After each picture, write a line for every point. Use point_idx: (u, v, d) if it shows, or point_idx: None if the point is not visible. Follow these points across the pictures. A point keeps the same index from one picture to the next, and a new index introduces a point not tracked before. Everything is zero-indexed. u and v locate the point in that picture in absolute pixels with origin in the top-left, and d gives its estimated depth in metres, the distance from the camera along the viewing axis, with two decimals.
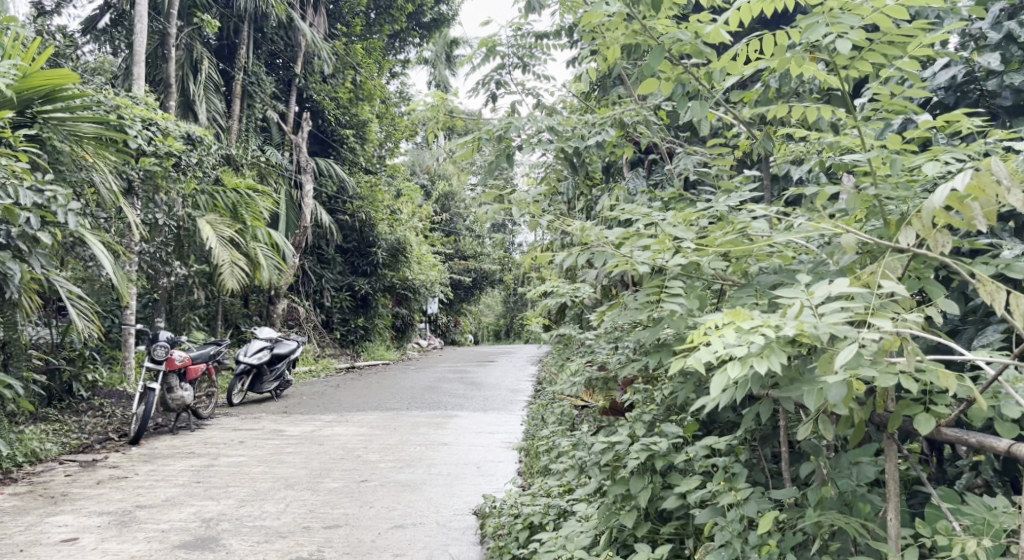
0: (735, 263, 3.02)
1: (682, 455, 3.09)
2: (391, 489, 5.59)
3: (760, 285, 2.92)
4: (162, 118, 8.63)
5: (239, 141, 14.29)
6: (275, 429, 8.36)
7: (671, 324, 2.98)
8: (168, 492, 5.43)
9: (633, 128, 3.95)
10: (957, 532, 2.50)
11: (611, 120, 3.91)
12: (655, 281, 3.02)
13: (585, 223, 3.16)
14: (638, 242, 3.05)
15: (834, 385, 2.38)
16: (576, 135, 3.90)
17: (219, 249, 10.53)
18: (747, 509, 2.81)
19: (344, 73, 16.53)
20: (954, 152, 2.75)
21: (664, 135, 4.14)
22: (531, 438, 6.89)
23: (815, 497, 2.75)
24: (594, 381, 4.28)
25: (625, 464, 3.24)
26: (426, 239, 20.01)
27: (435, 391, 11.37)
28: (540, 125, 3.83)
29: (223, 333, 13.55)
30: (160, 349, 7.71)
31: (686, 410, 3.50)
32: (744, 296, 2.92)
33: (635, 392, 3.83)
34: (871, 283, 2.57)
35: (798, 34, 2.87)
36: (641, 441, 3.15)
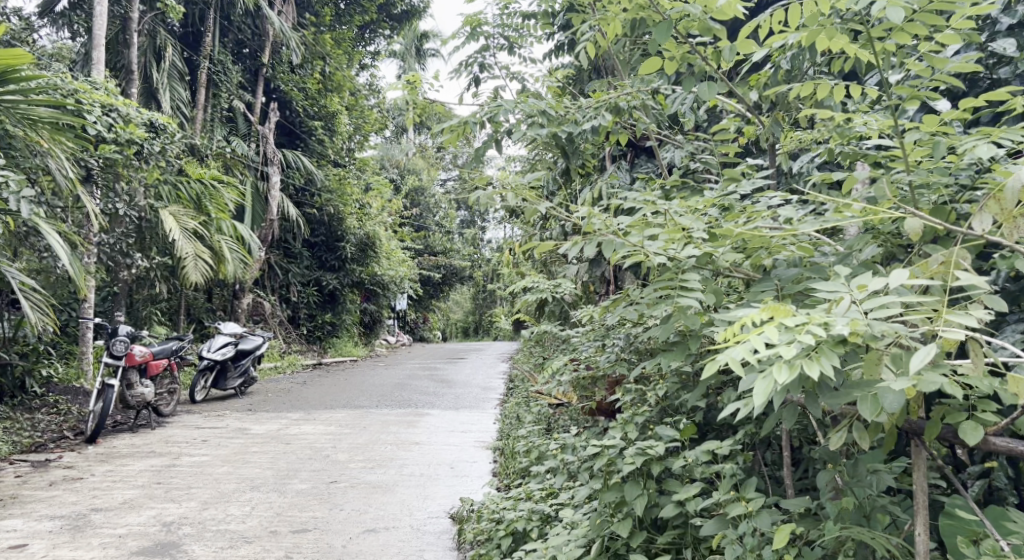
0: (751, 255, 2.87)
1: (682, 461, 2.97)
2: (363, 490, 5.38)
3: (783, 279, 2.75)
4: (123, 103, 8.33)
5: (205, 131, 13.92)
6: (239, 427, 8.10)
7: (684, 318, 2.83)
8: (126, 495, 5.17)
9: (629, 113, 3.81)
10: (1004, 552, 2.37)
11: (607, 104, 3.73)
12: (667, 275, 2.88)
13: (591, 208, 2.96)
14: (646, 231, 2.91)
15: (889, 390, 2.26)
16: (569, 120, 3.71)
17: (182, 242, 10.23)
18: (761, 523, 2.70)
19: (313, 64, 16.23)
20: (1008, 134, 2.58)
21: (660, 122, 4.02)
22: (506, 437, 6.72)
23: (835, 510, 2.65)
24: (579, 380, 4.13)
25: (618, 469, 3.10)
26: (396, 234, 19.74)
27: (404, 389, 11.13)
28: (530, 108, 3.65)
29: (185, 327, 13.21)
30: (119, 344, 7.43)
31: (684, 412, 3.36)
32: (763, 288, 2.79)
33: (628, 392, 3.67)
34: (941, 276, 2.44)
35: (829, 3, 2.71)
36: (638, 445, 3.03)
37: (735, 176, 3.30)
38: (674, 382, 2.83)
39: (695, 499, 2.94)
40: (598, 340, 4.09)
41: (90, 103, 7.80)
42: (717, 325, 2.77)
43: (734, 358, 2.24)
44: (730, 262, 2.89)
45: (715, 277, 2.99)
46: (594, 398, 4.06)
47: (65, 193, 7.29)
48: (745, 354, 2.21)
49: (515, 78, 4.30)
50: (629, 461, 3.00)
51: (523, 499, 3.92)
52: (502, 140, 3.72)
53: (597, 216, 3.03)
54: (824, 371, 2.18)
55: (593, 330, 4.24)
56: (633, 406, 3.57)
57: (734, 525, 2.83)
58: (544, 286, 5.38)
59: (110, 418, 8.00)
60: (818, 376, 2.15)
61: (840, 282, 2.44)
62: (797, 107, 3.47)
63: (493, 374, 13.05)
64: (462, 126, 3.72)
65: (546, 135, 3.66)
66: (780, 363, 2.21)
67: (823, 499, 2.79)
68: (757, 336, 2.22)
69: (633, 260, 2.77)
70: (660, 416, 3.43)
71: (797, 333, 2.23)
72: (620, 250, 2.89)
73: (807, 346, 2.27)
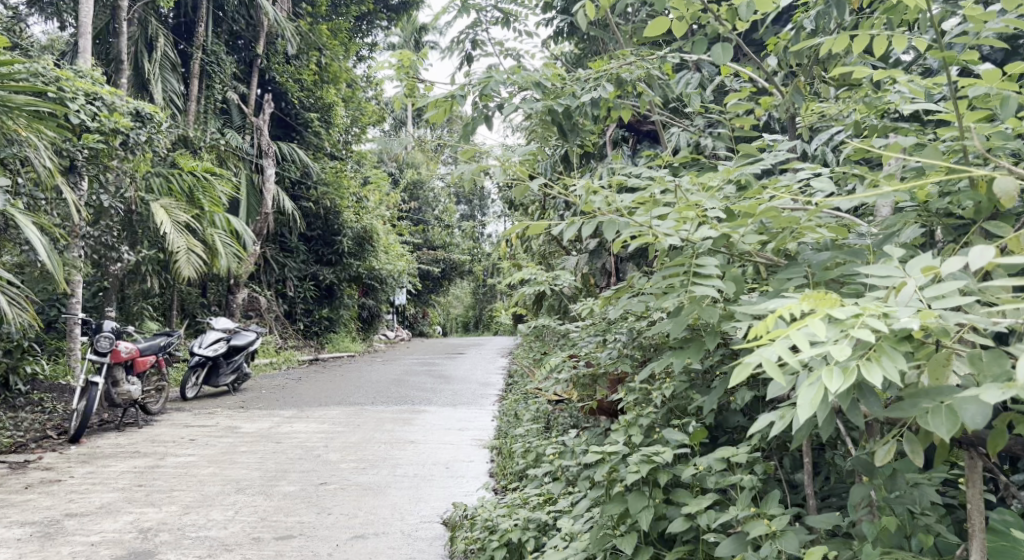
0: (775, 238, 2.63)
1: (691, 471, 2.74)
2: (353, 492, 5.14)
3: (815, 265, 2.53)
4: (108, 92, 8.04)
5: (198, 123, 13.64)
6: (230, 426, 7.86)
7: (703, 311, 2.58)
8: (104, 499, 4.93)
9: (632, 86, 3.57)
10: None
11: (607, 76, 3.52)
12: (680, 258, 2.64)
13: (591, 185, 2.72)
14: (655, 211, 2.67)
15: (971, 400, 2.04)
16: (566, 93, 3.50)
17: (173, 235, 9.99)
18: (787, 545, 2.44)
19: (309, 55, 15.96)
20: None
21: (668, 92, 3.79)
22: (504, 435, 6.49)
23: (874, 533, 2.42)
24: (579, 378, 3.90)
25: (621, 479, 2.86)
26: (395, 228, 19.47)
27: (401, 385, 10.88)
28: (525, 80, 3.44)
29: (178, 322, 12.97)
30: (104, 340, 7.19)
31: (692, 414, 3.13)
32: (791, 273, 2.57)
33: (629, 392, 3.44)
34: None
35: None
36: (642, 451, 2.79)
37: (753, 152, 3.01)
38: (685, 384, 2.60)
39: (708, 513, 2.69)
40: (598, 335, 3.87)
41: (74, 91, 7.52)
42: (737, 317, 2.54)
43: (768, 358, 1.98)
44: (747, 251, 2.66)
45: (734, 262, 2.76)
46: (594, 396, 3.84)
47: (46, 183, 7.02)
48: (782, 353, 1.96)
49: (508, 55, 4.07)
50: (633, 470, 2.76)
51: (519, 506, 3.69)
52: (492, 114, 3.53)
53: (599, 194, 2.81)
54: (884, 373, 1.95)
55: (593, 326, 4.01)
56: (636, 406, 3.35)
57: (754, 545, 2.58)
58: (542, 277, 5.13)
59: (96, 416, 7.77)
60: (879, 381, 1.91)
61: (894, 266, 2.22)
62: (815, 70, 3.34)
63: (491, 369, 12.83)
64: (450, 102, 3.51)
65: (540, 110, 3.47)
66: (832, 367, 1.96)
67: (855, 518, 2.55)
68: (800, 332, 1.97)
69: (641, 247, 2.53)
70: (667, 414, 3.22)
71: (849, 328, 1.99)
72: (626, 231, 2.66)
73: (865, 344, 2.02)
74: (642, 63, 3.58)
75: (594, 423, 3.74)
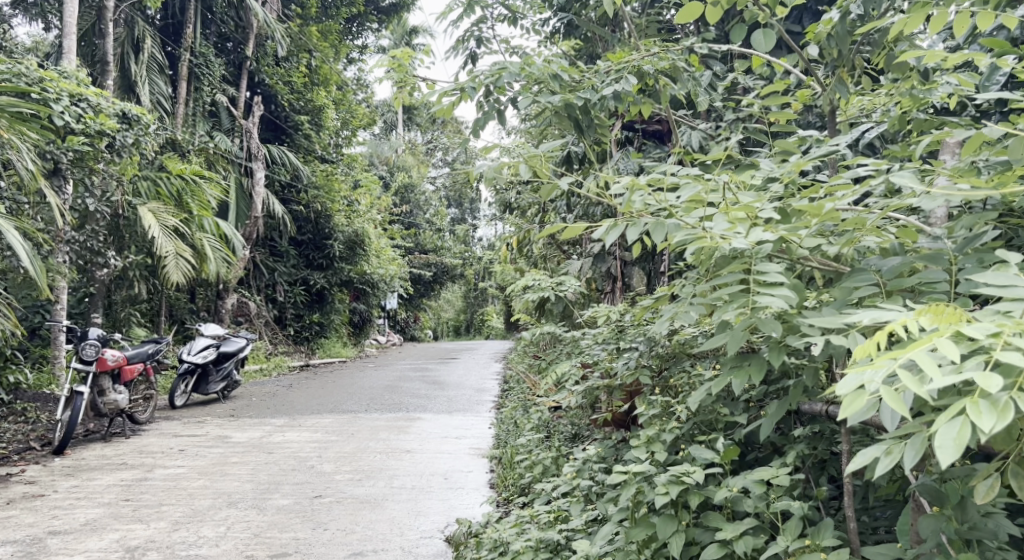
0: (846, 239, 2.58)
1: (727, 495, 2.71)
2: (349, 506, 4.95)
3: (886, 274, 2.47)
4: (93, 93, 7.81)
5: (186, 126, 13.42)
6: (220, 435, 7.66)
7: (771, 325, 2.48)
8: (89, 515, 4.73)
9: (653, 78, 3.49)
10: None
11: (629, 68, 3.44)
12: (742, 261, 2.58)
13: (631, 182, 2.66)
14: (704, 215, 2.63)
15: None
16: (587, 86, 3.43)
17: (162, 240, 9.79)
18: None
19: (299, 57, 15.77)
20: None
21: (698, 83, 3.70)
22: (504, 444, 6.32)
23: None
24: (595, 389, 3.78)
25: (647, 501, 2.87)
26: (386, 232, 19.25)
27: (395, 391, 10.69)
28: (538, 72, 3.34)
29: (167, 328, 12.74)
30: (90, 348, 7.00)
31: (724, 430, 3.10)
32: (862, 281, 2.51)
33: (651, 406, 3.37)
34: None
35: None
36: (673, 472, 2.78)
37: (792, 149, 2.91)
38: (742, 405, 2.52)
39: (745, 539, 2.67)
40: (614, 344, 3.76)
41: (57, 91, 7.30)
42: (807, 329, 2.47)
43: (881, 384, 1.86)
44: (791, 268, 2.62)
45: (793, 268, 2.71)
46: (613, 409, 3.76)
47: (29, 187, 6.80)
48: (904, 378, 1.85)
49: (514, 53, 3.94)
50: (662, 492, 2.74)
51: (529, 523, 3.53)
52: (505, 107, 3.48)
53: (639, 193, 2.77)
54: None
55: (607, 334, 3.89)
56: (658, 421, 3.32)
57: None
58: (545, 283, 4.95)
59: (82, 427, 7.56)
60: None
61: (1015, 275, 2.11)
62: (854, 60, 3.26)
63: (486, 375, 12.65)
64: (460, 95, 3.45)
65: (557, 105, 3.34)
66: (981, 403, 1.82)
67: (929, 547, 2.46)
68: (926, 356, 1.86)
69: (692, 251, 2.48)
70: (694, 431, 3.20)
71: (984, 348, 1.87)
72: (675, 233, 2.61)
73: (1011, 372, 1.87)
74: (667, 55, 3.49)
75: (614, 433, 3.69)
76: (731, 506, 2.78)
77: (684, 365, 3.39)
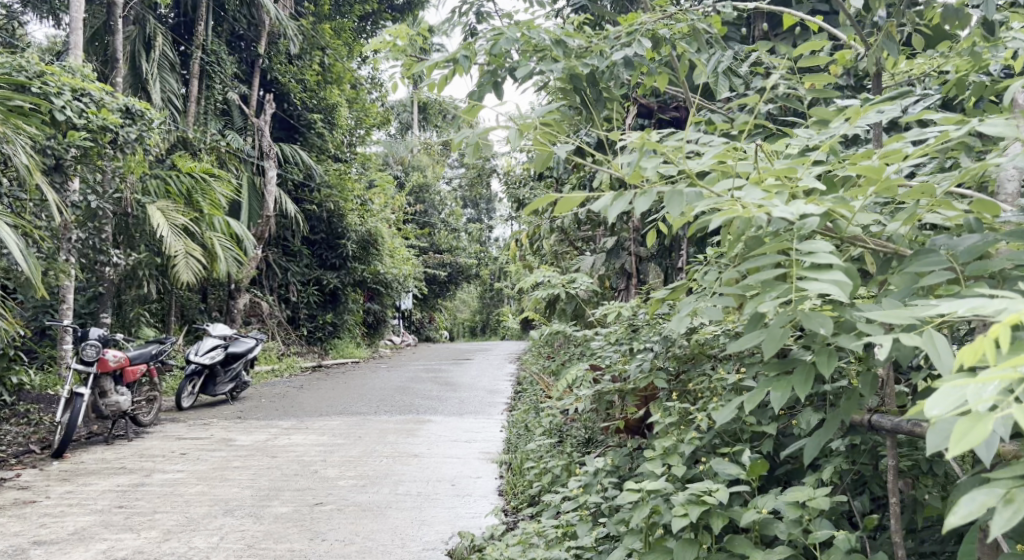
0: (910, 216, 2.32)
1: (751, 518, 2.49)
2: (350, 515, 4.72)
3: (963, 258, 2.21)
4: (96, 87, 7.52)
5: (198, 124, 13.26)
6: (225, 438, 7.45)
7: (814, 320, 2.21)
8: (79, 524, 4.53)
9: (666, 44, 3.31)
10: None
11: (642, 32, 3.25)
12: (778, 243, 2.30)
13: (642, 143, 2.44)
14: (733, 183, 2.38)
15: None
16: (596, 51, 3.24)
17: (171, 240, 9.65)
18: None
19: (312, 54, 15.57)
20: None
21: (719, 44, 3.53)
22: (514, 449, 6.08)
23: None
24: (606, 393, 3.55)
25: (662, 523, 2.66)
26: (401, 231, 19.05)
27: (406, 393, 10.47)
28: (542, 38, 3.15)
29: (178, 329, 12.60)
30: (90, 348, 6.82)
31: (744, 441, 2.88)
32: (933, 264, 2.26)
33: (665, 414, 3.14)
34: None
35: None
36: (691, 489, 2.58)
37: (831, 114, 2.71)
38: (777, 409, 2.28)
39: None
40: (625, 345, 3.54)
41: (58, 86, 7.03)
42: (866, 327, 2.20)
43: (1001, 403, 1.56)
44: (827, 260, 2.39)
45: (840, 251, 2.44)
46: (626, 410, 3.53)
47: (27, 183, 6.59)
48: None
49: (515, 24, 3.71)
50: (680, 514, 2.53)
51: (536, 537, 3.30)
52: (503, 79, 3.25)
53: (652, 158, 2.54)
54: None
55: (619, 334, 3.66)
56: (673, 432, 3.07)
57: None
58: (556, 280, 4.68)
59: (84, 429, 7.40)
60: None
61: None
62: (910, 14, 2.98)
63: (500, 376, 12.40)
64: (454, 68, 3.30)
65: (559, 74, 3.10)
66: None
67: None
68: None
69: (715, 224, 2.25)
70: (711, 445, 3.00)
71: None
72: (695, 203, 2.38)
73: None
74: (685, 16, 3.33)
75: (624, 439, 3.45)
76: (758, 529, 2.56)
77: (705, 369, 3.18)
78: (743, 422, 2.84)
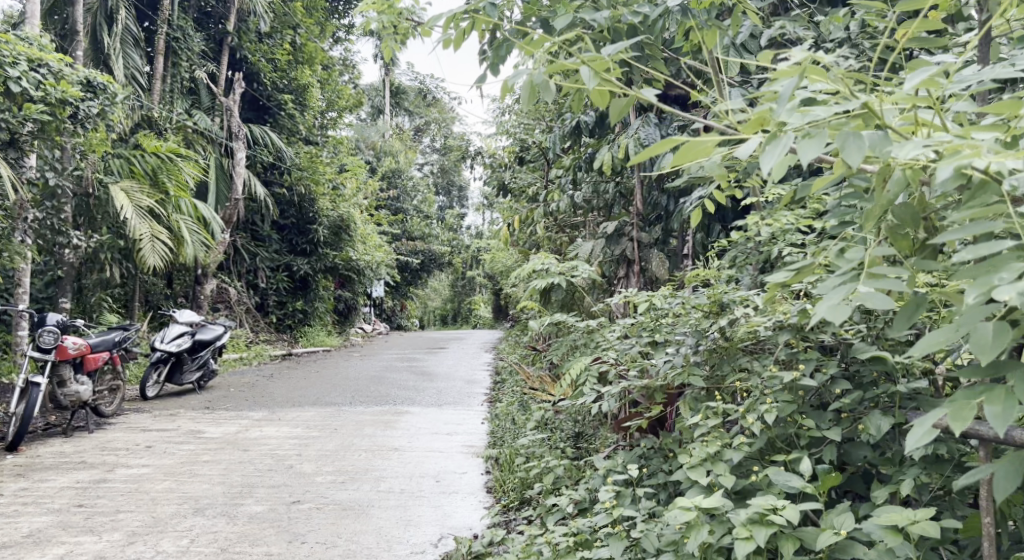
0: None
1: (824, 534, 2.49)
2: (331, 514, 4.42)
3: None
4: (55, 58, 7.09)
5: (164, 103, 12.77)
6: (193, 429, 7.09)
7: None
8: (35, 527, 4.19)
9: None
10: None
11: None
12: (985, 205, 1.97)
13: (806, 65, 2.07)
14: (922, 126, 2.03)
15: None
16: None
17: (137, 222, 9.27)
18: None
19: (282, 33, 15.12)
20: None
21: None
22: (501, 443, 5.81)
23: None
24: (634, 391, 3.49)
25: (720, 542, 2.66)
26: (373, 217, 18.63)
27: (382, 382, 10.15)
28: None
29: (142, 315, 12.15)
30: (48, 335, 6.43)
31: (798, 449, 2.94)
32: None
33: (707, 418, 3.13)
34: None
35: None
36: (752, 505, 2.59)
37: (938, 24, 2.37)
38: (995, 426, 1.90)
39: None
40: (649, 337, 3.50)
41: (14, 55, 6.59)
42: None
43: None
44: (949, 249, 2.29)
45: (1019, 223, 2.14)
46: (649, 413, 3.48)
47: None
48: None
49: None
50: (746, 537, 2.51)
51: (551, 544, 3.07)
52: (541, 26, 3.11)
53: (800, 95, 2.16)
54: None
55: (645, 324, 3.59)
56: (714, 435, 3.07)
57: None
58: (555, 268, 4.38)
59: (41, 421, 6.99)
60: None
61: None
62: None
63: (476, 365, 12.10)
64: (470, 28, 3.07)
65: (602, 23, 2.96)
66: None
67: None
68: None
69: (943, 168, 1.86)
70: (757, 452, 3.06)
71: None
72: (880, 147, 2.01)
73: None
74: None
75: (644, 434, 3.47)
76: (829, 552, 2.54)
77: (740, 362, 3.23)
78: (800, 428, 2.94)
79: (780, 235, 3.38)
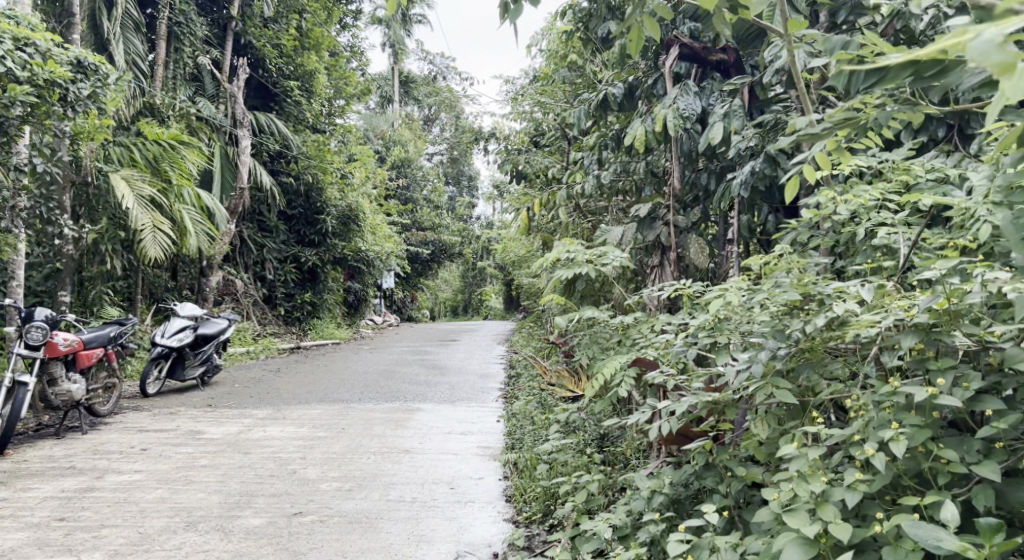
0: None
1: None
2: (335, 529, 4.00)
3: None
4: (41, 35, 6.70)
5: (166, 90, 12.36)
6: (192, 430, 6.70)
7: None
8: (9, 546, 3.81)
9: None
10: None
11: None
12: None
13: None
14: None
15: None
16: None
17: (138, 213, 8.86)
18: None
19: (288, 18, 14.65)
20: None
21: None
22: (521, 446, 5.40)
23: None
24: (702, 408, 3.15)
25: None
26: (382, 207, 18.10)
27: (393, 377, 9.76)
28: None
29: (145, 308, 11.75)
30: (36, 331, 6.04)
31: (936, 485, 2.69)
32: None
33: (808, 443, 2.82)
34: None
35: None
36: None
37: None
38: None
39: None
40: (712, 337, 3.19)
41: None
42: None
43: None
44: None
45: None
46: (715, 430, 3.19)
47: None
48: None
49: None
50: None
51: None
52: None
53: None
54: None
55: (710, 326, 3.24)
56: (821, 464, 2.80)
57: None
58: (582, 256, 3.94)
59: (32, 422, 6.62)
60: None
61: None
62: None
63: (490, 358, 11.66)
64: None
65: None
66: None
67: None
68: None
69: None
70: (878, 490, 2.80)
71: None
72: None
73: None
74: None
75: (699, 447, 3.22)
76: None
77: (838, 370, 2.96)
78: (939, 461, 2.67)
79: (862, 212, 3.26)
